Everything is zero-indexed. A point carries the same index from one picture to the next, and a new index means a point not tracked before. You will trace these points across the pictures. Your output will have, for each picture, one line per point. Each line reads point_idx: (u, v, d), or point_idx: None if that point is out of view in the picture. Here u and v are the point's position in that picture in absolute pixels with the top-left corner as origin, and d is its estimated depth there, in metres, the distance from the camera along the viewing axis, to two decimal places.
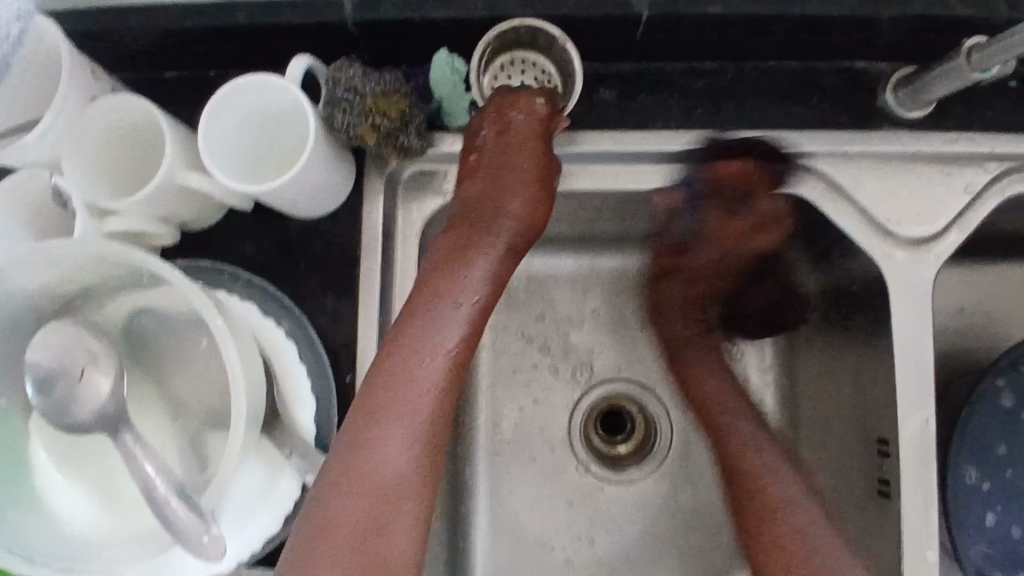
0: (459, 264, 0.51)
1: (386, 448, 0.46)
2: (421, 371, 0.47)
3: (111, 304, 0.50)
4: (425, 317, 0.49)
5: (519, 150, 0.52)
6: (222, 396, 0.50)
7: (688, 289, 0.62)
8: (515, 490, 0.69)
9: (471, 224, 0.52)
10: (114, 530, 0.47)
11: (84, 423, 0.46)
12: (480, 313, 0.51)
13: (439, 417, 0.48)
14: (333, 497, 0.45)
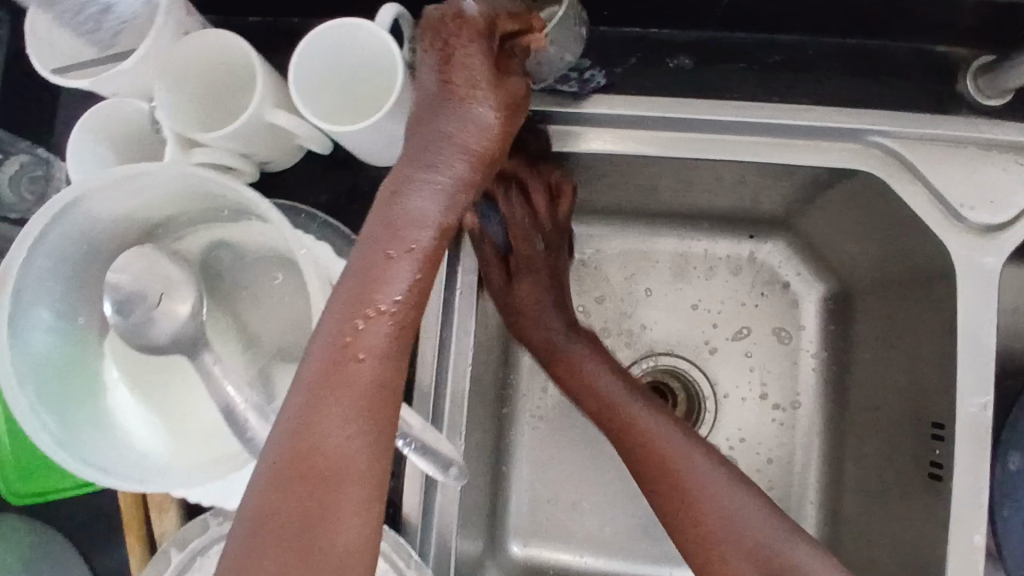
0: (397, 211, 0.40)
1: (326, 432, 0.37)
2: (349, 339, 0.38)
3: (190, 235, 0.51)
4: (361, 274, 0.39)
5: (471, 73, 0.41)
6: (296, 330, 0.50)
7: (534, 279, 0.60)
8: (555, 452, 0.70)
9: (416, 162, 0.41)
10: (180, 452, 0.47)
11: (163, 344, 0.48)
12: (432, 260, 0.40)
13: (378, 389, 0.39)
14: (269, 494, 0.37)
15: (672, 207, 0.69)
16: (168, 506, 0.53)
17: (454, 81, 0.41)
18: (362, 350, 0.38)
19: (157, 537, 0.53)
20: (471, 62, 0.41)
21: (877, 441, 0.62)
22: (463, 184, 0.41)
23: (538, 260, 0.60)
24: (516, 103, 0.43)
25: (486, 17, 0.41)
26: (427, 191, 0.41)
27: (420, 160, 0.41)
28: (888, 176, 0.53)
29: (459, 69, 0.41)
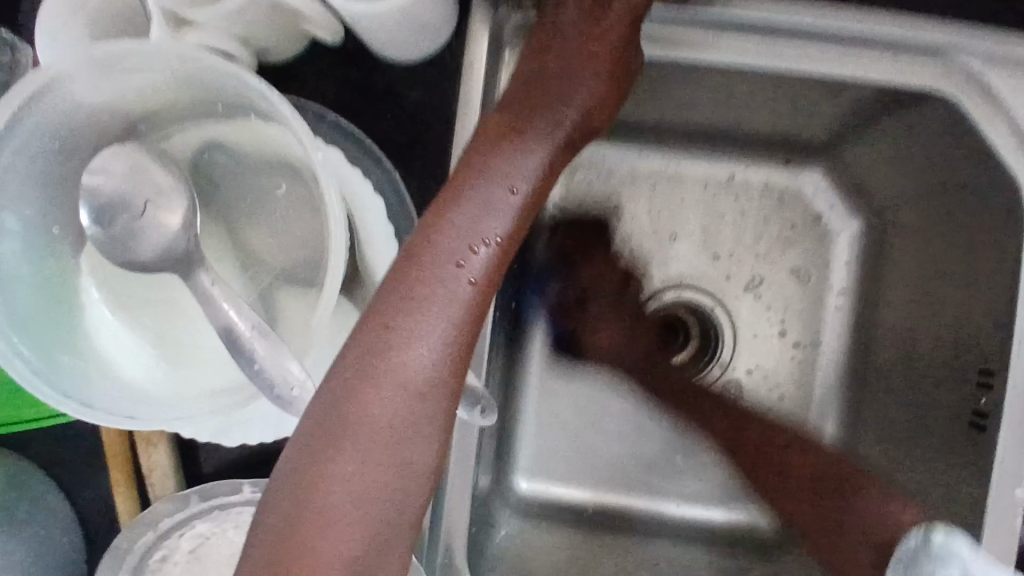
0: (515, 146, 0.43)
1: (422, 339, 0.38)
2: (464, 257, 0.40)
3: (178, 135, 0.45)
4: (473, 194, 0.41)
5: (605, 46, 0.46)
6: (302, 249, 0.44)
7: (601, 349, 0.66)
8: (567, 384, 0.67)
9: (534, 108, 0.45)
10: (172, 379, 0.41)
11: (149, 262, 0.41)
12: (531, 206, 0.43)
13: (478, 316, 0.40)
14: (358, 391, 0.36)
15: (709, 126, 0.63)
16: (156, 440, 0.47)
17: (589, 53, 0.46)
18: (465, 271, 0.39)
19: (145, 474, 0.47)
20: (613, 36, 0.46)
21: (909, 384, 0.59)
22: (563, 147, 0.46)
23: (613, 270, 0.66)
24: (622, 80, 0.47)
25: (643, 2, 0.45)
26: (536, 144, 0.44)
27: (533, 119, 0.44)
28: (964, 99, 0.48)
29: (596, 43, 0.46)
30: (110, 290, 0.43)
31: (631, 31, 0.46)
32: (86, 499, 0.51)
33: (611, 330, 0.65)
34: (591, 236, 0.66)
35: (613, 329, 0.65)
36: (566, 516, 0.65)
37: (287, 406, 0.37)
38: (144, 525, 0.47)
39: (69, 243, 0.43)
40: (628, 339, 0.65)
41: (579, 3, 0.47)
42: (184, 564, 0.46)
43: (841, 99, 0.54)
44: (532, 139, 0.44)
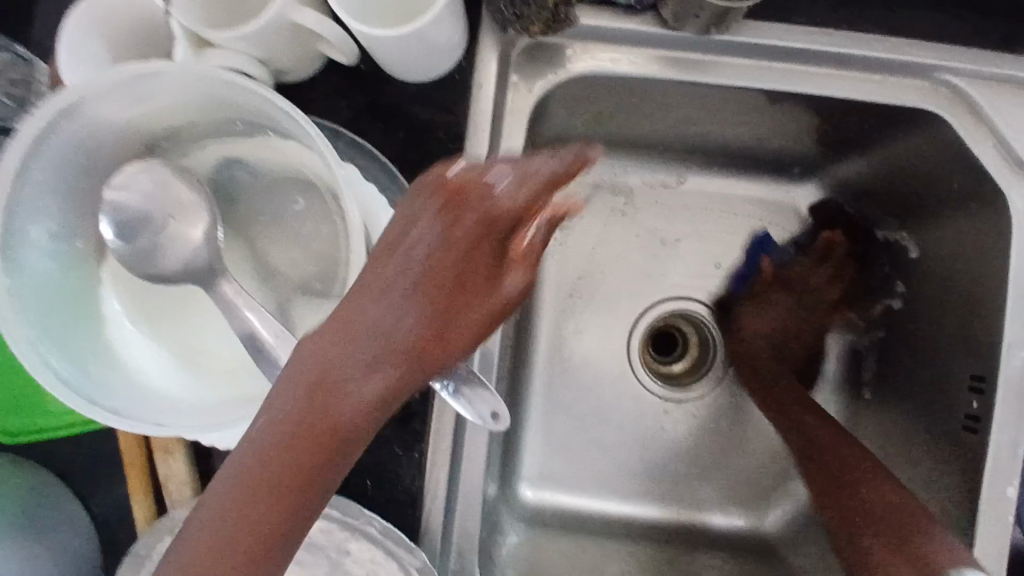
0: (357, 364, 0.35)
1: (233, 557, 0.34)
2: (284, 476, 0.34)
3: (199, 152, 0.46)
4: (295, 451, 0.34)
5: (463, 255, 0.37)
6: (319, 262, 0.46)
7: (789, 300, 0.69)
8: (571, 394, 0.68)
9: (392, 296, 0.35)
10: (195, 387, 0.43)
11: (174, 274, 0.43)
12: (371, 423, 0.36)
13: (295, 530, 0.35)
14: (230, 536, 0.34)
15: (708, 143, 0.65)
16: (173, 449, 0.48)
17: (456, 241, 0.37)
18: (285, 488, 0.34)
19: (162, 483, 0.48)
20: (474, 237, 0.37)
21: (904, 392, 0.61)
22: (418, 359, 0.37)
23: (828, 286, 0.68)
24: (491, 276, 0.38)
25: (518, 194, 0.38)
26: (390, 355, 0.36)
27: (401, 273, 0.36)
28: (949, 117, 0.51)
29: (450, 243, 0.36)
30: (132, 302, 0.44)
31: (490, 224, 0.37)
32: (102, 507, 0.51)
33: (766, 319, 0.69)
34: (835, 250, 0.67)
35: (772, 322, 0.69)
36: (573, 524, 0.66)
37: None
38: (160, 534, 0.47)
39: (93, 256, 0.44)
40: (763, 323, 0.69)
41: (436, 194, 0.36)
42: None
43: (835, 116, 0.56)
44: (389, 347, 0.36)
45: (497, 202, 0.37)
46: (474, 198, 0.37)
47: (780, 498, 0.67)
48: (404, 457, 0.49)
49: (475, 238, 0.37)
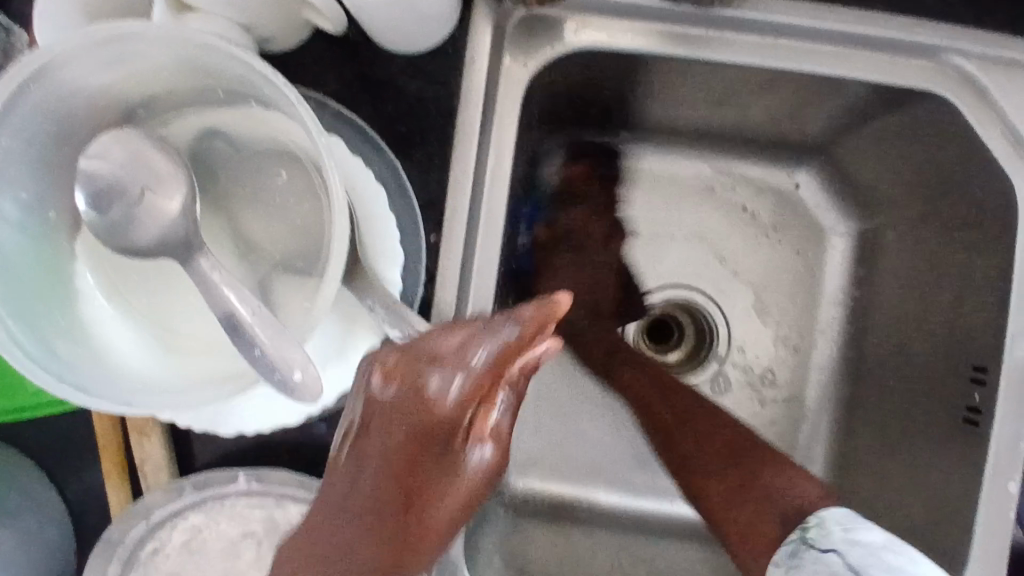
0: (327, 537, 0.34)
1: None
2: None
3: (177, 120, 0.44)
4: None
5: (406, 440, 0.34)
6: (303, 237, 0.44)
7: (576, 261, 0.66)
8: (563, 383, 0.66)
9: (354, 521, 0.34)
10: (170, 366, 0.41)
11: (148, 248, 0.41)
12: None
13: None
14: None
15: (706, 125, 0.63)
16: (149, 432, 0.46)
17: (405, 444, 0.34)
18: None
19: (138, 466, 0.46)
20: (415, 433, 0.33)
21: (900, 383, 0.60)
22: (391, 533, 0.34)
23: (597, 238, 0.66)
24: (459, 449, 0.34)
25: (462, 392, 0.33)
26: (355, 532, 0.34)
27: (353, 471, 0.35)
28: (956, 99, 0.49)
29: (397, 431, 0.33)
30: (105, 277, 0.42)
31: (437, 423, 0.33)
32: (77, 492, 0.49)
33: (585, 296, 0.66)
34: (584, 183, 0.66)
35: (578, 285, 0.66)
36: (565, 514, 0.64)
37: (294, 390, 0.35)
38: (138, 521, 0.46)
39: (66, 229, 0.42)
40: (597, 305, 0.66)
41: (381, 424, 0.34)
42: (176, 556, 0.46)
43: (836, 98, 0.55)
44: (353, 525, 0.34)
45: (437, 400, 0.33)
46: (409, 379, 0.33)
47: None
48: None
49: (415, 412, 0.33)
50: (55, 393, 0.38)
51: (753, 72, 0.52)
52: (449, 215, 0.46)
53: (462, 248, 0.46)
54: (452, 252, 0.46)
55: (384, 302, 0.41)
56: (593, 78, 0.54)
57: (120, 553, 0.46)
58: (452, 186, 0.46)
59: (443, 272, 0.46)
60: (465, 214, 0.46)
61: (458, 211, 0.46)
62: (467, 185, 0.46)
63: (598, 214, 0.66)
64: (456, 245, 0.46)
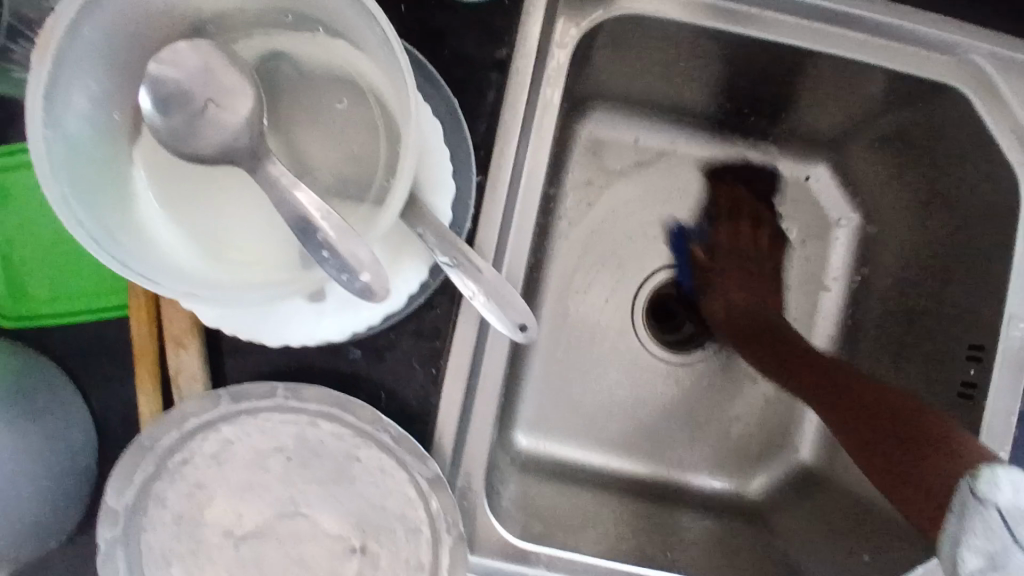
0: None
1: None
2: None
3: (245, 39, 0.45)
4: None
5: None
6: (358, 163, 0.45)
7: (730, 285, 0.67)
8: (575, 352, 0.68)
9: None
10: (230, 267, 0.42)
11: (205, 155, 0.41)
12: None
13: None
14: None
15: (735, 109, 0.65)
16: (187, 343, 0.47)
17: None
18: None
19: (172, 376, 0.47)
20: None
21: (892, 367, 0.63)
22: None
23: (750, 230, 0.69)
24: None
25: None
26: None
27: None
28: (972, 95, 0.53)
29: None
30: (163, 177, 0.43)
31: None
32: (100, 405, 0.50)
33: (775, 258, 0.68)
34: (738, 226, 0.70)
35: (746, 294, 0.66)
36: (567, 473, 0.66)
37: (358, 291, 0.36)
38: (174, 430, 0.47)
39: (126, 130, 0.43)
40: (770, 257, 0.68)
41: None
42: (205, 466, 0.48)
43: (853, 90, 0.58)
44: None
45: None
46: None
47: (764, 464, 0.69)
48: (420, 372, 0.49)
49: None
50: (123, 278, 0.39)
51: (783, 55, 0.55)
52: (495, 156, 0.48)
53: (505, 190, 0.48)
54: (497, 191, 0.47)
55: (436, 230, 0.43)
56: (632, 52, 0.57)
57: (151, 459, 0.47)
58: (500, 130, 0.48)
59: (487, 210, 0.47)
60: (511, 157, 0.48)
61: (506, 153, 0.48)
62: (515, 129, 0.48)
63: (742, 239, 0.69)
64: (501, 185, 0.47)
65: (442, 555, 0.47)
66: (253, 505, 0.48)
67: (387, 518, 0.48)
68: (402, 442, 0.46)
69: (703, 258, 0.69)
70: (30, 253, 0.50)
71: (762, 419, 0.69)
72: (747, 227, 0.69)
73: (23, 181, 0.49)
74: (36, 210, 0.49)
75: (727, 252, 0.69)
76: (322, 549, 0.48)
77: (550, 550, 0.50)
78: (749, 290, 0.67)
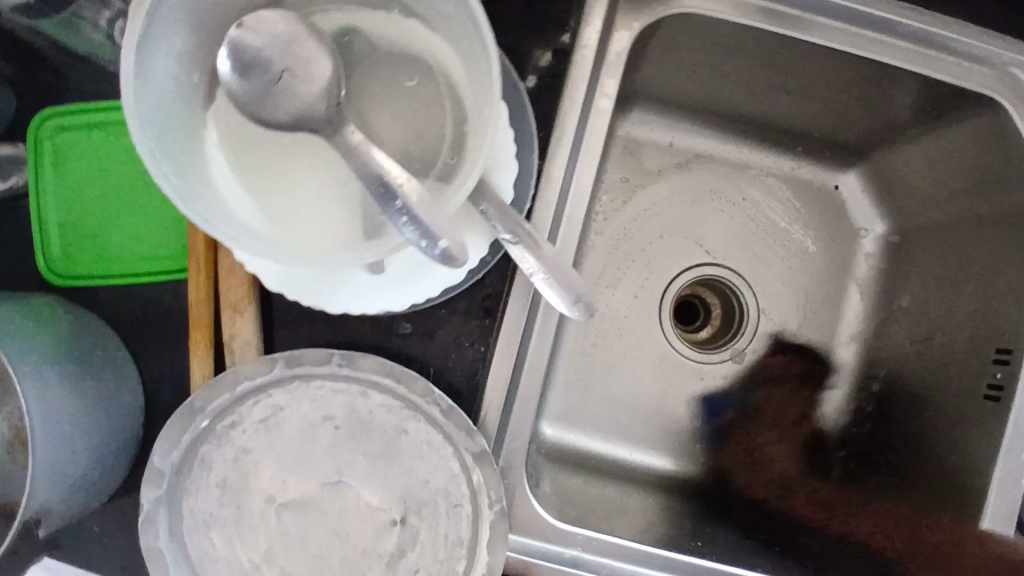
0: None
1: None
2: None
3: (322, 12, 0.46)
4: None
5: None
6: (425, 139, 0.46)
7: (778, 434, 0.65)
8: (611, 350, 0.67)
9: None
10: (302, 230, 0.43)
11: (279, 122, 0.42)
12: None
13: None
14: None
15: (775, 117, 0.66)
16: (243, 309, 0.48)
17: None
18: None
19: (225, 341, 0.48)
20: None
21: (916, 380, 0.63)
22: None
23: (787, 393, 0.67)
24: None
25: None
26: None
27: None
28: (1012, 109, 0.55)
29: None
30: (240, 133, 0.44)
31: None
32: (152, 369, 0.51)
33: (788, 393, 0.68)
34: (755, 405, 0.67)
35: (766, 428, 0.65)
36: (590, 467, 0.64)
37: (439, 257, 0.37)
38: (229, 394, 0.47)
39: (201, 94, 0.43)
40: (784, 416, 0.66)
41: None
42: (253, 432, 0.48)
43: (887, 100, 0.60)
44: None
45: None
46: None
47: None
48: (469, 350, 0.50)
49: None
50: (202, 232, 0.41)
51: (829, 61, 0.56)
52: (553, 140, 0.49)
53: (562, 174, 0.49)
54: (554, 175, 0.48)
55: (501, 207, 0.44)
56: (682, 51, 0.57)
57: (199, 421, 0.47)
58: (559, 114, 0.49)
59: (543, 192, 0.49)
60: (569, 141, 0.49)
61: (565, 138, 0.49)
62: (574, 114, 0.49)
63: (778, 410, 0.66)
64: (558, 170, 0.49)
65: (483, 529, 0.47)
66: (299, 474, 0.49)
67: (430, 492, 0.49)
68: (451, 415, 0.47)
69: (741, 428, 0.66)
70: (97, 211, 0.51)
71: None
72: (779, 371, 0.68)
73: (101, 142, 0.51)
74: (108, 170, 0.51)
75: (767, 401, 0.67)
76: (363, 520, 0.49)
77: (587, 532, 0.51)
78: (777, 442, 0.65)
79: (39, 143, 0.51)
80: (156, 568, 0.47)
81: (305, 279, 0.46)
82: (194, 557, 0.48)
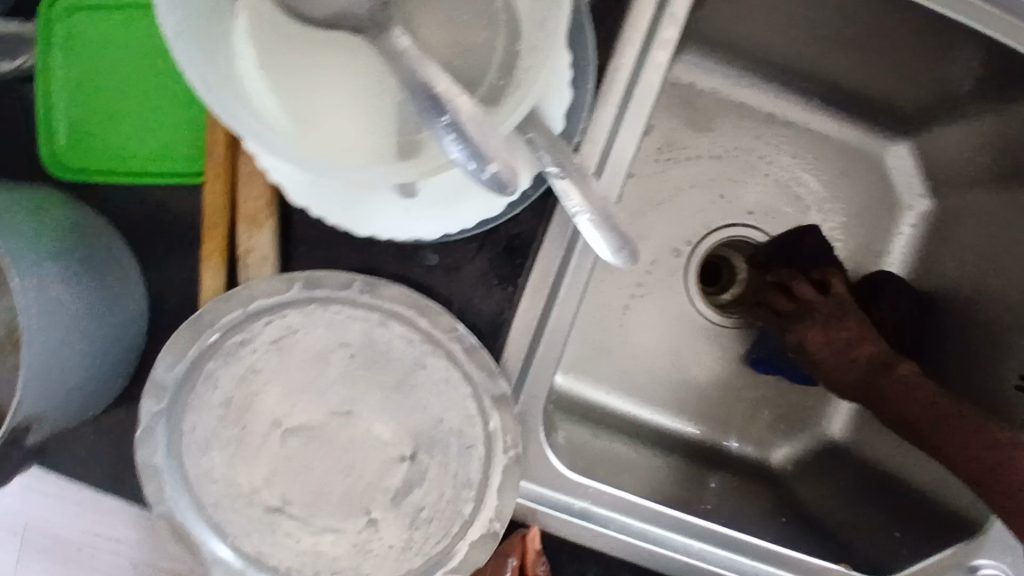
0: None
1: None
2: None
3: None
4: None
5: None
6: (475, 55, 0.42)
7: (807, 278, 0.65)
8: (636, 305, 0.64)
9: None
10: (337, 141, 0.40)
11: (317, 18, 0.38)
12: None
13: None
14: None
15: (829, 75, 0.61)
16: (262, 223, 0.45)
17: None
18: None
19: (241, 255, 0.45)
20: None
21: (947, 365, 0.59)
22: None
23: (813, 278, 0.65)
24: None
25: None
26: None
27: None
28: None
29: None
30: (274, 29, 0.40)
31: None
32: (161, 279, 0.48)
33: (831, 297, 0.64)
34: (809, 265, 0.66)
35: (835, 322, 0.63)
36: (597, 418, 0.62)
37: (487, 183, 0.34)
38: (244, 309, 0.45)
39: None
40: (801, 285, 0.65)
41: None
42: (264, 351, 0.46)
43: (946, 68, 0.54)
44: None
45: None
46: None
47: (787, 437, 0.66)
48: (496, 288, 0.47)
49: None
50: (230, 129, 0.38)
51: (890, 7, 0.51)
52: (609, 71, 0.45)
53: (615, 110, 0.46)
54: (607, 108, 0.45)
55: (548, 135, 0.41)
56: None
57: (208, 336, 0.45)
58: (617, 46, 0.45)
59: (593, 127, 0.46)
60: (628, 73, 0.45)
61: (622, 68, 0.45)
62: (635, 46, 0.45)
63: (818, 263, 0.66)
64: (611, 105, 0.45)
65: (493, 473, 0.45)
66: (309, 398, 0.47)
67: (443, 431, 0.47)
68: (472, 355, 0.45)
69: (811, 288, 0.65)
70: (109, 102, 0.48)
71: (787, 397, 0.66)
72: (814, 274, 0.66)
73: (118, 26, 0.47)
74: (123, 55, 0.47)
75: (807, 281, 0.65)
76: (373, 452, 0.47)
77: (598, 485, 0.49)
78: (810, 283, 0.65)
79: (53, 28, 0.47)
80: (151, 483, 0.45)
81: (328, 196, 0.43)
82: (191, 474, 0.46)
